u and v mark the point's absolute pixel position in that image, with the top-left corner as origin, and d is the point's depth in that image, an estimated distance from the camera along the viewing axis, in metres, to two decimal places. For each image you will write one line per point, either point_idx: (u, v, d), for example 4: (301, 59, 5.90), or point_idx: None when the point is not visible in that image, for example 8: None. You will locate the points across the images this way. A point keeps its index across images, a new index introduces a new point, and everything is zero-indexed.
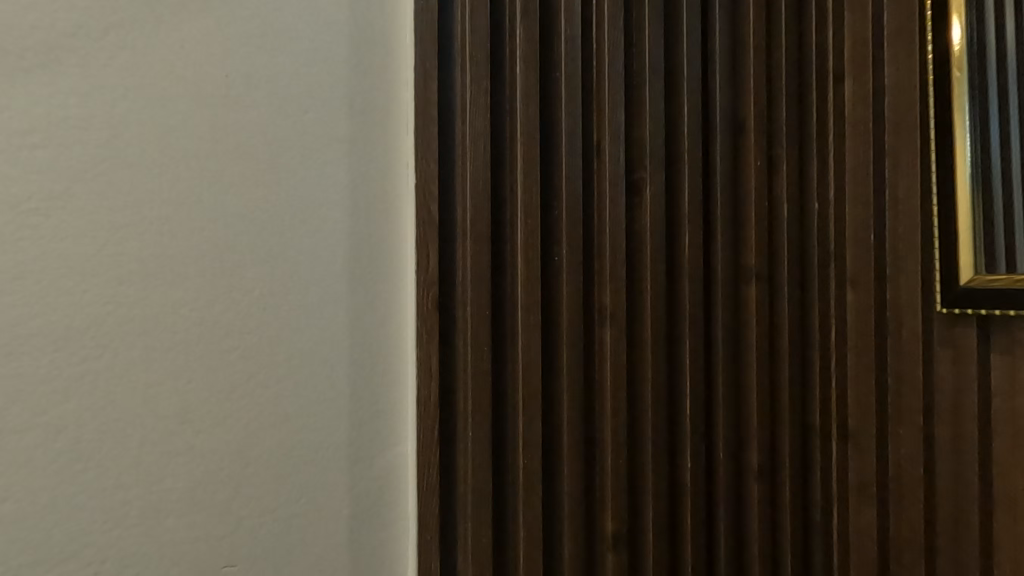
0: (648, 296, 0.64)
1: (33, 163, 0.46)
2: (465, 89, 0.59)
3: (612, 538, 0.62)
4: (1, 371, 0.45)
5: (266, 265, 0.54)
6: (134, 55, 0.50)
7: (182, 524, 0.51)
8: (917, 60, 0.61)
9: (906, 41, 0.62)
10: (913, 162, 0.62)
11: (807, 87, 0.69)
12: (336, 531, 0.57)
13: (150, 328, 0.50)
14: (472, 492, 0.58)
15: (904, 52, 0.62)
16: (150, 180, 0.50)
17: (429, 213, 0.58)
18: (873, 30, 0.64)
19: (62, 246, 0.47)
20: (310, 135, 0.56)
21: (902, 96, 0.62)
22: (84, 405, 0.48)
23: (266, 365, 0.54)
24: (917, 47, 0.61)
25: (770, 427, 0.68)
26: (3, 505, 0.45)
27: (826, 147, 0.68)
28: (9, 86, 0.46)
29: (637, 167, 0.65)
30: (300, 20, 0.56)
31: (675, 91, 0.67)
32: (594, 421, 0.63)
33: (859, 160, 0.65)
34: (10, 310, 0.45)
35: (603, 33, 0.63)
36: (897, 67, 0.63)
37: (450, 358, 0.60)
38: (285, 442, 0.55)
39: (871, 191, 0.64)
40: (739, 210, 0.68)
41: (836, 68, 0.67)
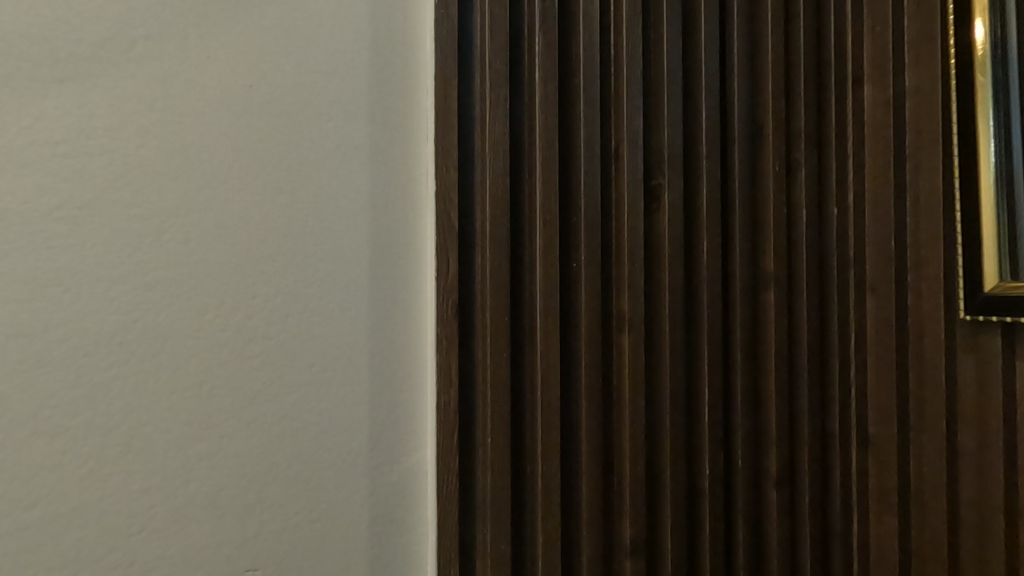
0: (667, 302, 0.64)
1: (64, 173, 0.47)
2: (485, 96, 0.59)
3: (630, 544, 0.62)
4: (32, 376, 0.46)
5: (289, 271, 0.55)
6: (162, 67, 0.51)
7: (206, 527, 0.52)
8: (939, 62, 0.60)
9: (926, 43, 0.61)
10: (934, 168, 0.61)
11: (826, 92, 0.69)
12: (356, 536, 0.57)
13: (176, 334, 0.51)
14: (491, 498, 0.58)
15: (925, 53, 0.61)
16: (177, 189, 0.51)
17: (449, 219, 0.58)
18: (894, 34, 0.63)
19: (92, 254, 0.48)
20: (333, 143, 0.57)
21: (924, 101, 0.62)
22: (111, 409, 0.49)
23: (288, 369, 0.55)
24: (938, 49, 0.60)
25: (790, 433, 0.68)
26: (33, 509, 0.46)
27: (846, 152, 0.67)
28: (42, 98, 0.47)
29: (656, 173, 0.65)
30: (322, 31, 0.57)
31: (693, 97, 0.67)
32: (612, 427, 0.63)
33: (880, 165, 0.64)
34: (40, 316, 0.47)
35: (621, 39, 0.63)
36: (918, 71, 0.62)
37: (470, 364, 0.60)
38: (306, 447, 0.55)
39: (892, 196, 0.64)
40: (758, 216, 0.68)
41: (855, 73, 0.66)
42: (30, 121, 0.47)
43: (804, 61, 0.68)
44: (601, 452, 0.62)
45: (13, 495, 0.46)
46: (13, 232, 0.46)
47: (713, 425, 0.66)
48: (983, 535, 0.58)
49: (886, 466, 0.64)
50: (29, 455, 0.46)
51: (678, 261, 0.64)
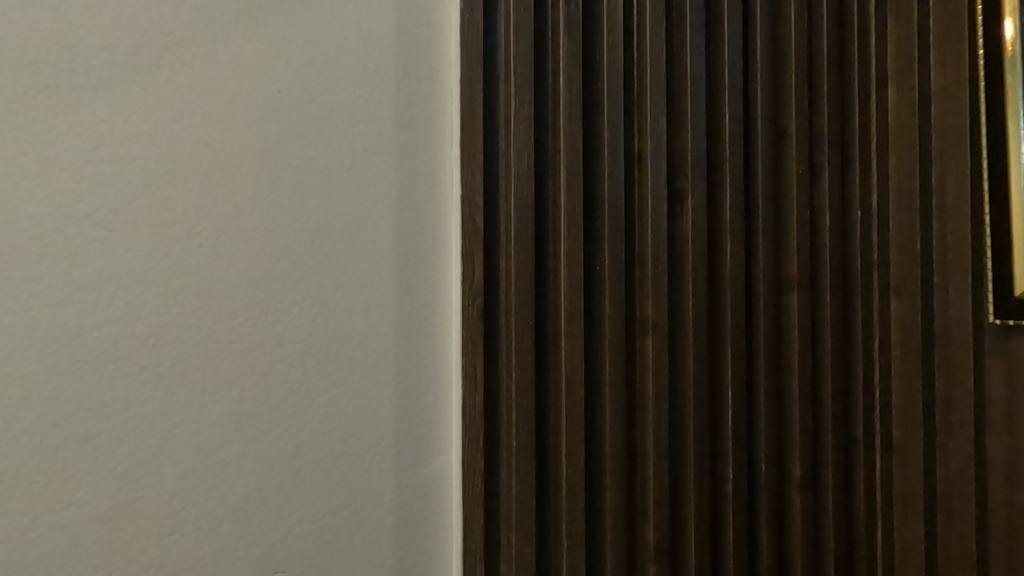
0: (690, 305, 0.64)
1: (98, 178, 0.48)
2: (509, 101, 0.59)
3: (654, 547, 0.62)
4: (67, 378, 0.47)
5: (317, 275, 0.55)
6: (194, 73, 0.51)
7: (236, 529, 0.52)
8: (967, 62, 0.59)
9: (954, 42, 0.60)
10: (962, 169, 0.60)
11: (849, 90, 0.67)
12: (383, 539, 0.58)
13: (206, 338, 0.51)
14: (516, 501, 0.58)
15: (953, 52, 0.61)
16: (207, 193, 0.51)
17: (475, 224, 0.58)
18: (919, 33, 0.63)
19: (125, 259, 0.49)
20: (359, 147, 0.57)
21: (950, 101, 0.61)
22: (144, 411, 0.49)
23: (316, 373, 0.55)
24: (967, 49, 0.60)
25: (813, 437, 0.66)
26: (68, 510, 0.47)
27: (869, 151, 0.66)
28: (77, 104, 0.48)
29: (678, 175, 0.64)
30: (349, 36, 0.57)
31: (716, 98, 0.66)
32: (635, 430, 0.63)
33: (903, 164, 0.64)
34: (76, 319, 0.47)
35: (644, 41, 0.63)
36: (944, 71, 0.61)
37: (494, 368, 0.60)
38: (334, 450, 0.56)
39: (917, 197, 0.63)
40: (781, 218, 0.67)
41: (880, 72, 0.65)
42: (65, 127, 0.47)
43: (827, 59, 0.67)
44: (625, 455, 0.62)
45: (48, 496, 0.46)
46: (49, 236, 0.46)
47: (737, 428, 0.65)
48: (1013, 540, 0.58)
49: (911, 469, 0.63)
50: (64, 457, 0.47)
51: (702, 264, 0.64)
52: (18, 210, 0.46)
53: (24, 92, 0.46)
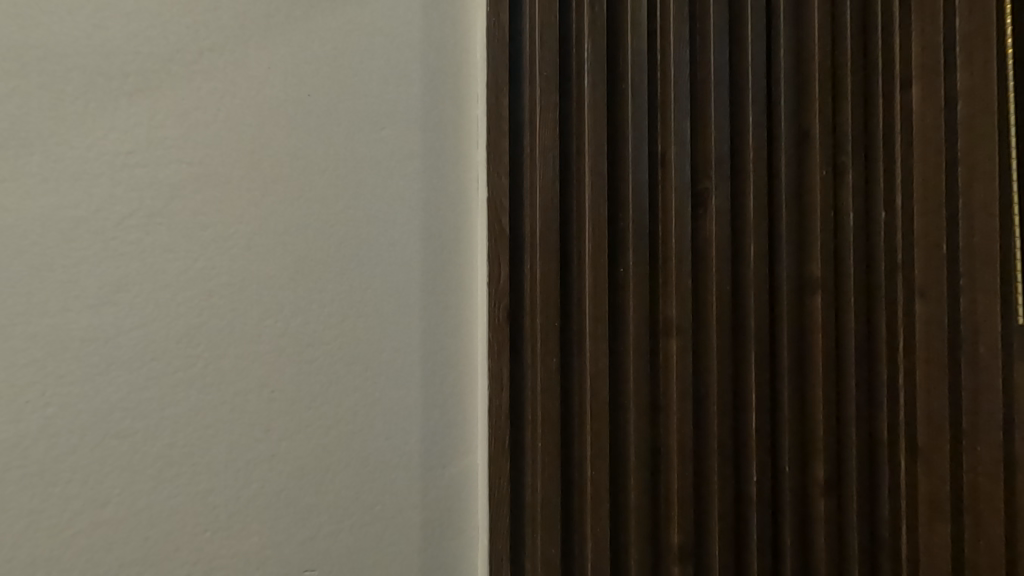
0: (714, 307, 0.63)
1: (134, 182, 0.49)
2: (534, 103, 0.59)
3: (678, 549, 0.61)
4: (104, 378, 0.48)
5: (345, 277, 0.56)
6: (226, 77, 0.52)
7: (267, 527, 0.53)
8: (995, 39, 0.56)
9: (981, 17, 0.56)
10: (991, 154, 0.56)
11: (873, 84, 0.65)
12: (410, 539, 0.58)
13: (239, 339, 0.52)
14: (540, 501, 0.58)
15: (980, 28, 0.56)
16: (238, 196, 0.52)
17: (499, 225, 0.59)
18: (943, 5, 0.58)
19: (160, 261, 0.50)
20: (387, 151, 0.58)
21: (977, 80, 0.57)
22: (178, 411, 0.50)
23: (345, 373, 0.56)
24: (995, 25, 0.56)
25: (837, 439, 0.66)
26: (106, 507, 0.48)
27: (892, 142, 0.63)
28: (115, 110, 0.49)
29: (702, 177, 0.64)
30: (377, 40, 0.58)
31: (740, 101, 0.66)
32: (659, 432, 0.63)
33: (928, 150, 0.59)
34: (112, 321, 0.48)
35: (668, 43, 0.63)
36: (970, 49, 0.57)
37: (520, 371, 0.60)
38: (362, 450, 0.56)
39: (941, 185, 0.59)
40: (804, 223, 0.67)
41: (903, 55, 0.62)
42: (103, 132, 0.48)
43: (851, 56, 0.65)
44: (649, 456, 0.62)
45: (85, 494, 0.47)
46: (87, 239, 0.48)
47: (761, 429, 0.65)
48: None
49: (937, 474, 0.59)
50: (101, 454, 0.48)
51: (726, 266, 0.64)
52: (58, 213, 0.47)
53: (64, 99, 0.47)
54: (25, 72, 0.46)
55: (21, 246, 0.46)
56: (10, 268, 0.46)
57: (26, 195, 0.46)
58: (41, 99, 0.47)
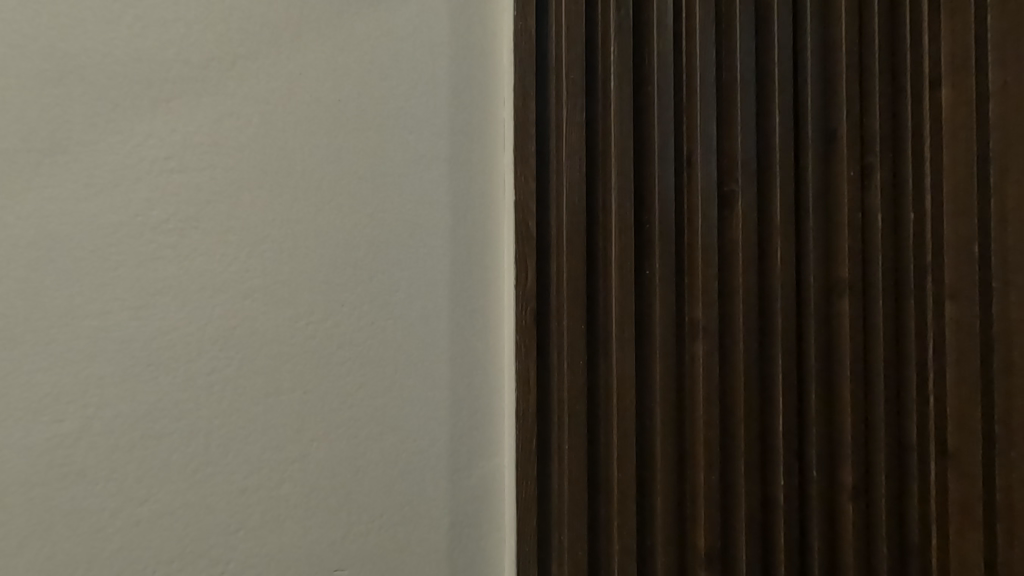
0: (740, 311, 0.62)
1: (171, 186, 0.50)
2: (561, 106, 0.60)
3: (705, 553, 0.61)
4: (142, 378, 0.49)
5: (376, 279, 0.56)
6: (260, 84, 0.53)
7: (299, 527, 0.53)
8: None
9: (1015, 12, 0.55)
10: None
11: (901, 84, 0.63)
12: (438, 540, 0.58)
13: (271, 340, 0.53)
14: (567, 503, 0.58)
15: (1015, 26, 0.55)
16: (272, 201, 0.53)
17: (527, 228, 0.59)
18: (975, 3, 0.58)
19: (195, 264, 0.51)
20: (416, 154, 0.58)
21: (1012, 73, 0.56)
22: (213, 412, 0.51)
23: (374, 375, 0.56)
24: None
25: (865, 445, 0.63)
26: (144, 506, 0.49)
27: (922, 139, 0.62)
28: (152, 116, 0.50)
29: (729, 179, 0.63)
30: (407, 44, 0.58)
31: (766, 103, 0.65)
32: (685, 435, 0.63)
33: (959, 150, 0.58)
34: (150, 322, 0.49)
35: (693, 45, 0.62)
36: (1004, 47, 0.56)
37: (546, 374, 0.60)
38: (390, 452, 0.57)
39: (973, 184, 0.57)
40: (832, 225, 0.65)
41: (932, 55, 0.61)
42: (141, 139, 0.49)
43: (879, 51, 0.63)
44: (675, 458, 0.62)
45: (125, 492, 0.48)
46: (126, 243, 0.49)
47: (788, 433, 0.63)
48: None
49: (971, 481, 0.58)
50: (140, 454, 0.49)
51: (752, 269, 0.63)
52: (98, 219, 0.48)
53: (104, 105, 0.48)
54: (68, 81, 0.47)
55: (64, 249, 0.47)
56: (53, 271, 0.47)
57: (67, 200, 0.47)
58: (83, 107, 0.48)
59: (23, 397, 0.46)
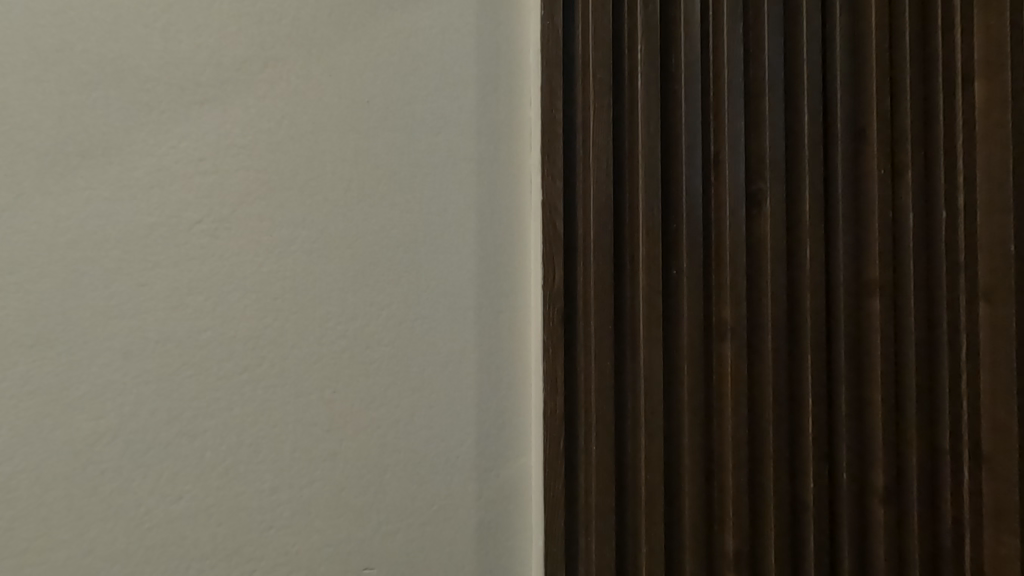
0: (769, 312, 0.61)
1: (204, 188, 0.51)
2: (588, 106, 0.59)
3: (733, 557, 0.60)
4: (176, 377, 0.50)
5: (403, 280, 0.57)
6: (290, 86, 0.54)
7: (328, 526, 0.54)
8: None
9: None
10: None
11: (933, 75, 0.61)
12: (466, 540, 0.59)
13: (301, 340, 0.53)
14: (595, 506, 0.58)
15: None
16: (302, 202, 0.54)
17: (554, 228, 0.59)
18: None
19: (228, 264, 0.51)
20: (443, 154, 0.59)
21: None
22: (245, 411, 0.51)
23: (403, 374, 0.57)
24: None
25: (896, 449, 0.61)
26: (178, 503, 0.49)
27: (955, 132, 0.59)
28: (185, 118, 0.50)
29: (757, 178, 0.62)
30: (433, 45, 0.59)
31: (794, 99, 0.63)
32: (713, 437, 0.62)
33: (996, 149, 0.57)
34: (185, 322, 0.50)
35: (721, 44, 0.62)
36: None
37: (573, 374, 0.60)
38: (418, 452, 0.57)
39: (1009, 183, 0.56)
40: (862, 221, 0.62)
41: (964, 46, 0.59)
42: (175, 141, 0.50)
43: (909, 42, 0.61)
44: (703, 460, 0.61)
45: (160, 489, 0.49)
46: (161, 244, 0.49)
47: (818, 438, 0.61)
48: None
49: (1006, 484, 0.56)
50: (173, 452, 0.49)
51: (781, 268, 0.61)
52: (133, 220, 0.49)
53: (139, 108, 0.49)
54: (104, 84, 0.48)
55: (101, 250, 0.48)
56: (91, 271, 0.48)
57: (105, 202, 0.48)
58: (119, 110, 0.49)
59: (62, 395, 0.47)
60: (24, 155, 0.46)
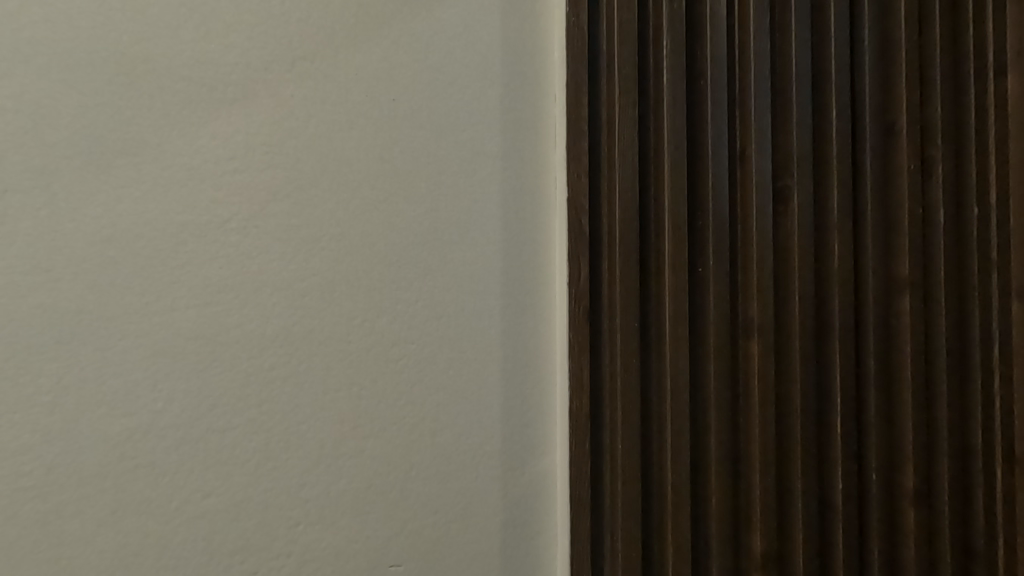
0: (797, 311, 0.60)
1: (233, 186, 0.51)
2: (613, 104, 0.59)
3: (760, 559, 0.59)
4: (206, 374, 0.50)
5: (429, 278, 0.57)
6: (318, 84, 0.54)
7: (355, 523, 0.54)
8: None
9: None
10: None
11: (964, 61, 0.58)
12: (492, 538, 0.59)
13: (329, 337, 0.54)
14: (620, 505, 0.57)
15: None
16: (330, 201, 0.54)
17: (579, 225, 0.60)
18: None
19: (257, 262, 0.52)
20: (468, 152, 0.59)
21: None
22: (273, 407, 0.52)
23: (428, 372, 0.57)
24: None
25: (927, 452, 0.58)
26: (208, 499, 0.50)
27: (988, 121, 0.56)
28: (214, 117, 0.51)
29: (783, 174, 0.61)
30: (458, 42, 0.59)
31: (822, 93, 0.61)
32: (740, 438, 0.61)
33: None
34: (215, 320, 0.50)
35: (747, 37, 0.61)
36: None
37: (599, 372, 0.60)
38: (444, 450, 0.57)
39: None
40: (892, 218, 0.60)
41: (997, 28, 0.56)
42: (205, 140, 0.51)
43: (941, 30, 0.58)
44: (730, 461, 0.61)
45: (191, 485, 0.50)
46: (192, 242, 0.50)
47: (846, 439, 0.59)
48: None
49: None
50: (204, 448, 0.50)
51: (808, 266, 0.60)
52: (165, 218, 0.49)
53: (171, 107, 0.50)
54: (137, 84, 0.49)
55: (133, 247, 0.48)
56: (124, 269, 0.48)
57: (137, 201, 0.49)
58: (151, 109, 0.49)
59: (96, 390, 0.47)
60: (59, 154, 0.47)
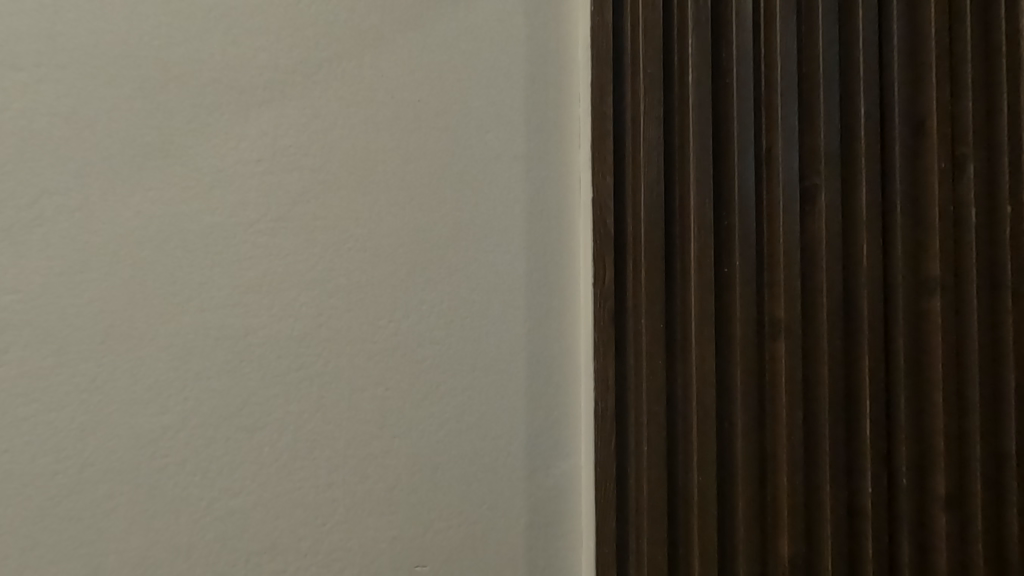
0: (825, 313, 0.58)
1: (262, 188, 0.52)
2: (638, 104, 0.59)
3: (788, 564, 0.58)
4: (235, 373, 0.51)
5: (456, 279, 0.57)
6: (344, 86, 0.54)
7: (381, 523, 0.54)
8: None
9: None
10: None
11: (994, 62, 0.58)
12: (517, 539, 0.59)
13: (356, 337, 0.54)
14: (646, 506, 0.57)
15: None
16: (357, 202, 0.54)
17: (605, 226, 0.59)
18: None
19: (285, 263, 0.52)
20: (493, 153, 0.59)
21: None
22: (301, 407, 0.52)
23: (452, 373, 0.57)
24: None
25: (960, 453, 0.58)
26: (237, 497, 0.50)
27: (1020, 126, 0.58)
28: (243, 120, 0.51)
29: (811, 173, 0.60)
30: (483, 44, 0.59)
31: (850, 90, 0.60)
32: (767, 443, 0.60)
33: None
34: (244, 320, 0.51)
35: (772, 34, 0.59)
36: None
37: (625, 373, 0.59)
38: (470, 450, 0.57)
39: None
40: (921, 214, 0.58)
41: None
42: (234, 143, 0.51)
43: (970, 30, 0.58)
44: (758, 464, 0.59)
45: (221, 484, 0.50)
46: (221, 243, 0.50)
47: (876, 442, 0.58)
48: None
49: None
50: (233, 447, 0.50)
51: (837, 266, 0.59)
52: (195, 220, 0.50)
53: (201, 110, 0.50)
54: (167, 88, 0.50)
55: (164, 248, 0.49)
56: (155, 270, 0.49)
57: (168, 203, 0.49)
58: (181, 112, 0.50)
59: (128, 390, 0.48)
60: (93, 158, 0.48)
